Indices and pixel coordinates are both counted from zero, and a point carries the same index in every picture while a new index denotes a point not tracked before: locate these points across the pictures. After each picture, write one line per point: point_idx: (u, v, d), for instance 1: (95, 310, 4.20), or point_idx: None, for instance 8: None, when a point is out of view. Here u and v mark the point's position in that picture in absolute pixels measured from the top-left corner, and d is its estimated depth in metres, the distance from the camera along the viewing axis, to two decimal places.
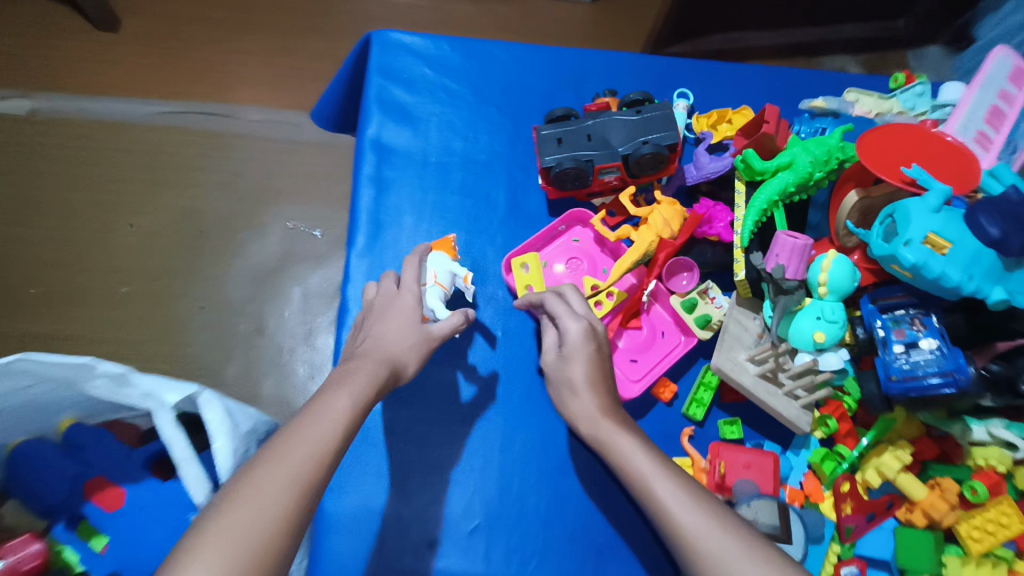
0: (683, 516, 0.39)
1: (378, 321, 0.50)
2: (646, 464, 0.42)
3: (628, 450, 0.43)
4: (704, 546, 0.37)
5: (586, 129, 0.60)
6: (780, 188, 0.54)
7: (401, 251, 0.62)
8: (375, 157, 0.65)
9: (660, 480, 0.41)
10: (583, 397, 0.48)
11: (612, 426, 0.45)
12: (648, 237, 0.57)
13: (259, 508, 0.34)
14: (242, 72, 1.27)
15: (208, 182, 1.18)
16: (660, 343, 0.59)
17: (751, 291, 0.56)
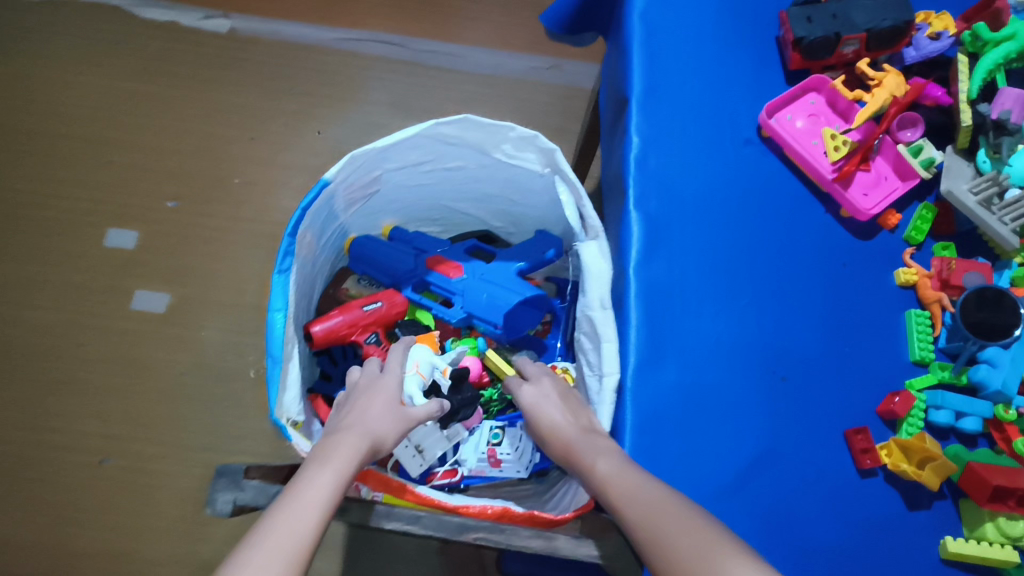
0: (642, 506, 0.47)
1: (364, 400, 0.55)
2: (606, 465, 0.51)
3: (600, 477, 0.51)
4: (650, 525, 0.46)
5: (831, 10, 0.74)
6: (1004, 54, 0.68)
7: (667, 104, 0.76)
8: (643, 29, 0.78)
9: (627, 505, 0.48)
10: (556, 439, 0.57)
11: (580, 442, 0.55)
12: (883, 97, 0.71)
13: (320, 498, 0.43)
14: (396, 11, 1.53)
15: (379, 101, 1.46)
16: (886, 185, 0.72)
17: (969, 140, 0.70)
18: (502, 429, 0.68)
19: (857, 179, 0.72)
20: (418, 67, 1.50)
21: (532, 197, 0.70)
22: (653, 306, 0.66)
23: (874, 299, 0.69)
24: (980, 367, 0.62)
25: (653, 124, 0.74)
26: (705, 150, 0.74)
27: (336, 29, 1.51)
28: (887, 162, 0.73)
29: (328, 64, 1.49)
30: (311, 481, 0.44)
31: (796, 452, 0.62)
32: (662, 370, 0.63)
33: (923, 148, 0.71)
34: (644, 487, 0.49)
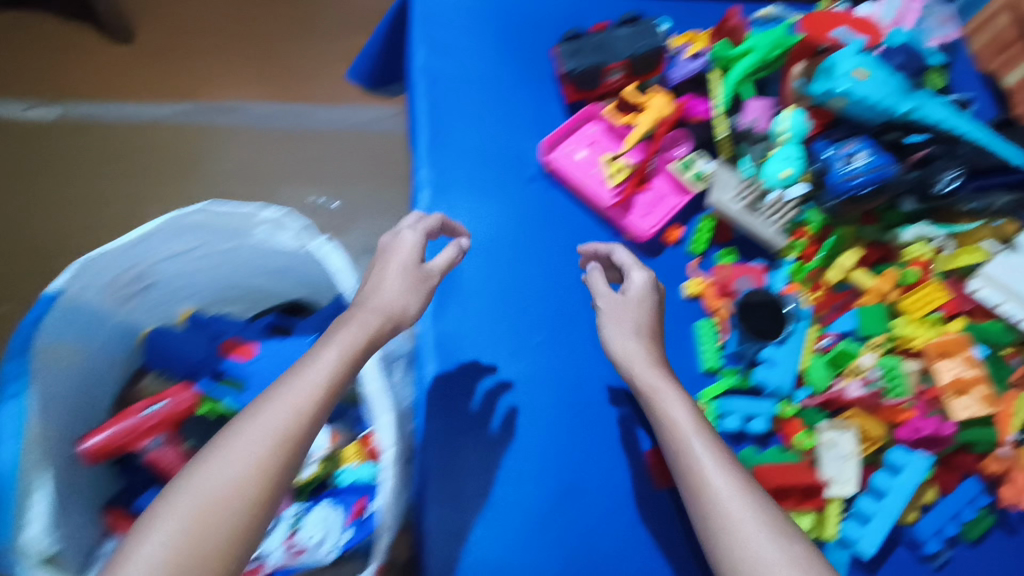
0: (711, 470, 0.53)
1: (382, 272, 0.57)
2: (682, 417, 0.56)
3: (674, 402, 0.57)
4: (709, 484, 0.52)
5: (594, 42, 0.77)
6: (746, 68, 0.71)
7: (456, 151, 0.77)
8: (425, 83, 0.80)
9: (706, 455, 0.54)
10: (637, 343, 0.62)
11: (661, 377, 0.59)
12: (650, 119, 0.73)
13: (229, 505, 0.43)
14: (237, 80, 1.56)
15: (226, 169, 1.45)
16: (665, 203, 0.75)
17: (732, 151, 0.73)
18: (302, 517, 0.65)
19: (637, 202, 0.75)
20: (262, 131, 1.51)
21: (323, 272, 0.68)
22: (449, 360, 0.66)
23: (663, 315, 0.71)
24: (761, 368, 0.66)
25: (442, 174, 0.75)
26: (493, 194, 0.75)
27: (172, 105, 1.51)
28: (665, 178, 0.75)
29: (170, 140, 1.47)
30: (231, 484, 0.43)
31: (597, 480, 0.64)
32: (461, 423, 0.64)
33: (690, 164, 0.74)
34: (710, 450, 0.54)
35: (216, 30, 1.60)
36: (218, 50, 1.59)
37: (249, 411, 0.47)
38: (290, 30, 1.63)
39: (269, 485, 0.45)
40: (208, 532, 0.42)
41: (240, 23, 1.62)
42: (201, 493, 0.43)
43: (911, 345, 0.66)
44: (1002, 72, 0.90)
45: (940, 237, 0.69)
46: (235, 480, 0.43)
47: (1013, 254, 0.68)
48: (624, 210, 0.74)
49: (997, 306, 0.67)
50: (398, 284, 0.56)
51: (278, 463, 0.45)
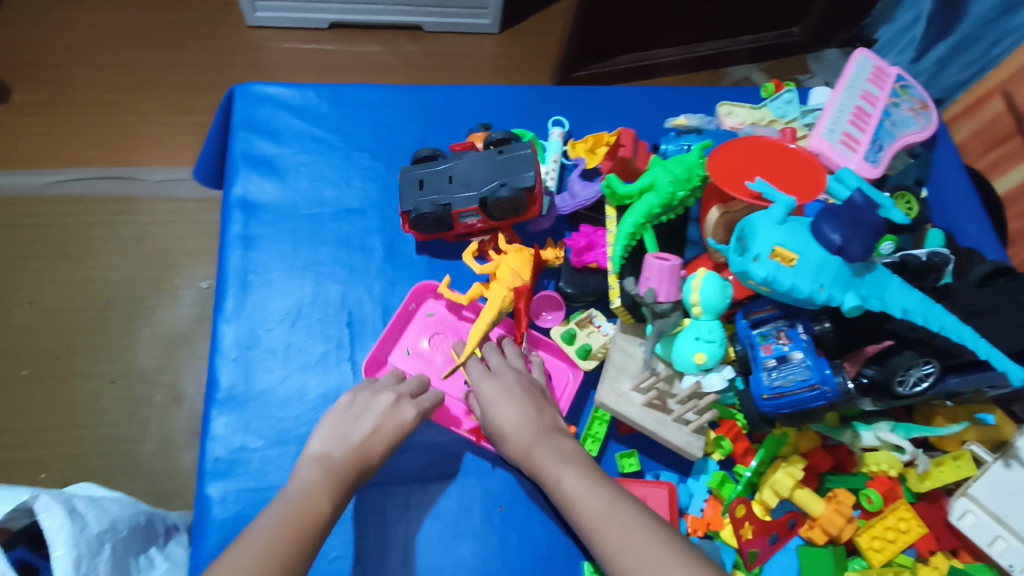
0: (612, 537, 0.40)
1: (351, 416, 0.49)
2: (570, 483, 0.44)
3: (556, 475, 0.45)
4: (621, 556, 0.39)
5: (447, 171, 0.58)
6: (644, 211, 0.53)
7: (271, 310, 0.59)
8: (241, 216, 0.62)
9: (585, 501, 0.42)
10: (512, 438, 0.48)
11: (539, 456, 0.46)
12: (500, 294, 0.52)
13: None
14: (130, 141, 1.36)
15: (109, 249, 1.25)
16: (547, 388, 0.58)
17: (632, 317, 0.55)
18: None
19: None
20: (155, 201, 1.31)
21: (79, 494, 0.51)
22: None
23: (545, 548, 0.52)
24: None
25: (248, 345, 0.57)
26: (321, 369, 0.57)
27: (51, 172, 1.31)
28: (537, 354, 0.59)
29: (45, 215, 1.27)
30: None
31: None
32: None
33: (574, 335, 0.57)
34: (611, 515, 0.41)
35: (107, 84, 1.42)
36: (109, 106, 1.40)
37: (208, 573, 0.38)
38: (194, 79, 1.45)
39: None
40: None
41: (140, 76, 1.44)
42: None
43: None
44: (992, 173, 0.73)
45: (914, 451, 0.50)
46: None
47: (1011, 468, 0.51)
48: None
49: (988, 545, 0.49)
50: (366, 443, 0.48)
51: (299, 547, 0.40)
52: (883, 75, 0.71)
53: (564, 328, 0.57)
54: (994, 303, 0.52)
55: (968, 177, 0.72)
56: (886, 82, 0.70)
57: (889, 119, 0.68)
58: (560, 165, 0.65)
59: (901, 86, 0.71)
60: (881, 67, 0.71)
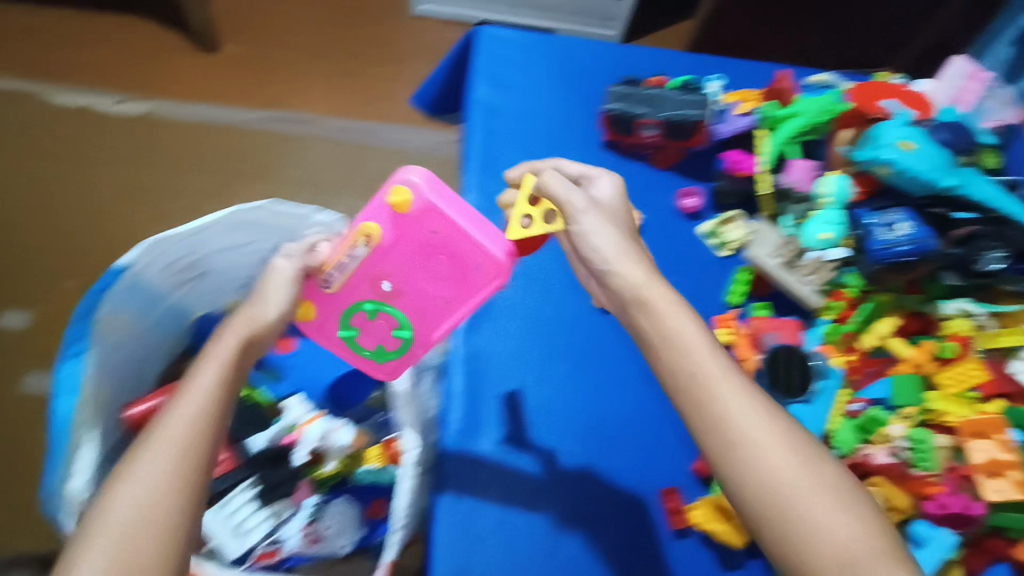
0: (742, 418, 0.43)
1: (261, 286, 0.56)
2: (702, 359, 0.46)
3: (683, 330, 0.47)
4: (737, 443, 0.43)
5: (645, 95, 0.80)
6: (792, 129, 0.74)
7: (503, 179, 0.81)
8: (482, 114, 0.85)
9: (717, 380, 0.45)
10: (625, 267, 0.51)
11: (663, 305, 0.48)
12: None
13: (141, 490, 0.40)
14: (314, 95, 1.64)
15: (289, 176, 1.52)
16: (468, 266, 0.56)
17: (773, 207, 0.75)
18: (323, 505, 0.66)
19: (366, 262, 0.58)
20: (326, 143, 1.58)
21: None
22: (476, 374, 0.68)
23: None
24: None
25: (487, 198, 0.79)
26: None
27: (248, 111, 1.60)
28: (434, 300, 0.58)
29: (240, 142, 1.56)
30: (129, 476, 0.41)
31: (609, 514, 0.63)
32: (480, 436, 0.65)
33: (716, 230, 0.77)
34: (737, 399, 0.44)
35: (295, 47, 1.71)
36: (295, 65, 1.68)
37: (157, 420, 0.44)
38: (364, 52, 1.73)
39: (189, 498, 0.41)
40: (128, 540, 0.39)
41: (324, 44, 1.73)
42: (130, 504, 0.40)
43: (943, 420, 0.64)
44: None
45: (985, 316, 0.68)
46: (147, 491, 0.40)
47: None
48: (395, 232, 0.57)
49: None
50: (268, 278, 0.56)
51: (194, 471, 0.42)
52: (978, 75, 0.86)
53: (709, 225, 0.78)
54: None
55: None
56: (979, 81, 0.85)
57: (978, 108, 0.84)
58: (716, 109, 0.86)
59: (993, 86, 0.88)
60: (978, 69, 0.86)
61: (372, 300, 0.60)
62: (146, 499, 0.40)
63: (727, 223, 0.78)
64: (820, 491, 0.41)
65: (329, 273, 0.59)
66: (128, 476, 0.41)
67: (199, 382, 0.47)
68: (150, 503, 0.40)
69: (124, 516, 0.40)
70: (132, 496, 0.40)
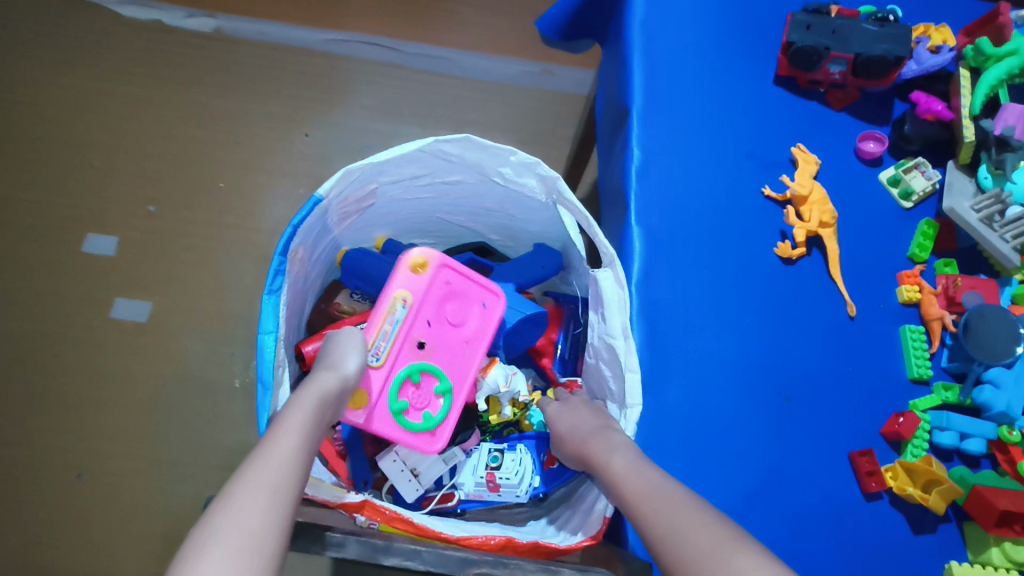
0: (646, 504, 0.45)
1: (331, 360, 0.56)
2: (619, 460, 0.49)
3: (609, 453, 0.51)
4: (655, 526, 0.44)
5: (833, 25, 0.73)
6: (1006, 70, 0.68)
7: (670, 113, 0.74)
8: (643, 35, 0.77)
9: (631, 479, 0.47)
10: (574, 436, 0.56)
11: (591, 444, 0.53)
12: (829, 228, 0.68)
13: (255, 510, 0.39)
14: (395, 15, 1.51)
15: (369, 104, 1.44)
16: (477, 296, 0.64)
17: (970, 155, 0.70)
18: (500, 452, 0.65)
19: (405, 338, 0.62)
20: (406, 70, 1.48)
21: (543, 214, 0.65)
22: (657, 328, 0.64)
23: (876, 316, 0.67)
24: (985, 387, 0.62)
25: (656, 133, 0.73)
26: (706, 161, 0.72)
27: (323, 30, 1.48)
28: (482, 331, 0.64)
29: (316, 65, 1.46)
30: (235, 490, 0.40)
31: (799, 475, 0.62)
32: (665, 391, 0.62)
33: (900, 178, 0.72)
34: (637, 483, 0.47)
35: None
36: None
37: (261, 446, 0.44)
38: None
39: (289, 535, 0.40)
40: (255, 548, 0.38)
41: None
42: (242, 514, 0.39)
43: None
44: None
45: None
46: (260, 514, 0.39)
47: None
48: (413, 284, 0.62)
49: None
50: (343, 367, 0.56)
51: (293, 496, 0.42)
52: None
53: (891, 172, 0.73)
54: None
55: None
56: None
57: None
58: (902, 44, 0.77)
59: None
60: None
61: (410, 361, 0.62)
62: (257, 508, 0.39)
63: (911, 171, 0.72)
64: (711, 548, 0.40)
65: (375, 345, 0.60)
66: (238, 491, 0.40)
67: (289, 418, 0.47)
68: (261, 511, 0.39)
69: (250, 527, 0.38)
70: (240, 510, 0.39)
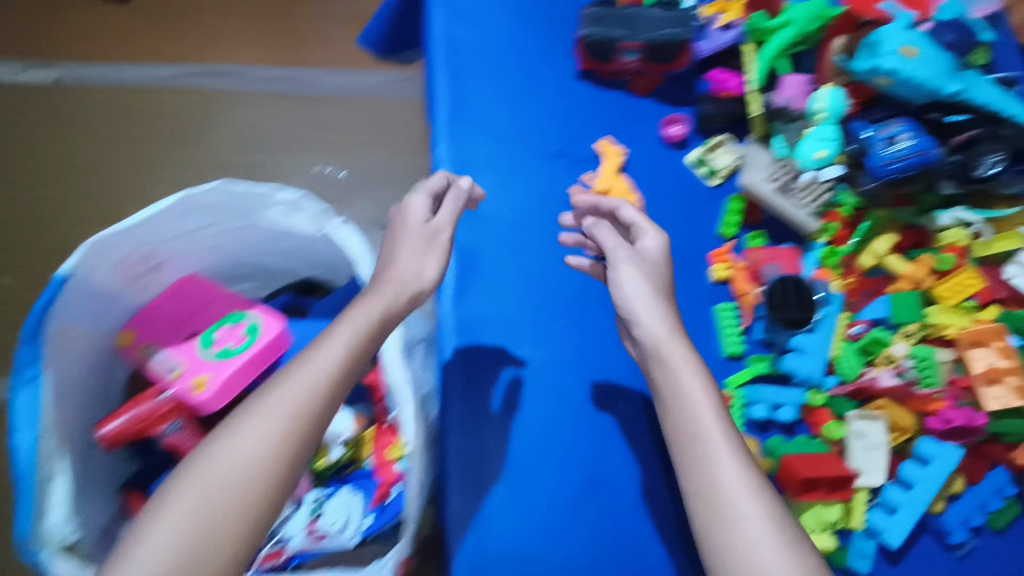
0: (715, 448, 0.49)
1: (394, 242, 0.54)
2: (695, 391, 0.52)
3: (677, 373, 0.52)
4: (706, 468, 0.49)
5: (622, 15, 0.72)
6: (783, 42, 0.68)
7: (477, 123, 0.74)
8: (443, 48, 0.76)
9: (705, 411, 0.50)
10: (647, 315, 0.55)
11: (678, 356, 0.53)
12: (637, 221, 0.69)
13: (236, 512, 0.41)
14: (237, 43, 1.50)
15: (226, 136, 1.40)
16: (197, 300, 0.66)
17: (765, 129, 0.71)
18: (321, 502, 0.64)
19: (188, 344, 0.63)
20: (258, 96, 1.45)
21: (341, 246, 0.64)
22: (471, 343, 0.64)
23: (688, 299, 0.68)
24: (791, 355, 0.64)
25: (465, 148, 0.72)
26: (516, 171, 0.72)
27: (167, 68, 1.45)
28: (234, 304, 0.66)
29: (168, 104, 1.42)
30: (224, 488, 0.42)
31: (622, 469, 0.62)
32: (484, 408, 0.61)
33: (704, 158, 0.73)
34: (716, 419, 0.50)
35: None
36: (209, 11, 1.52)
37: (232, 431, 0.43)
38: None
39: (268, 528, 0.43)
40: (207, 551, 0.40)
41: None
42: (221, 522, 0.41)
43: (942, 333, 0.64)
44: None
45: (981, 224, 0.67)
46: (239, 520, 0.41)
47: None
48: (152, 338, 0.65)
49: None
50: (405, 243, 0.54)
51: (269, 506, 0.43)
52: None
53: (696, 153, 0.73)
54: None
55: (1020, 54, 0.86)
56: None
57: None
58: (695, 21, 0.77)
59: None
60: None
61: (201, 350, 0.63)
62: (239, 516, 0.41)
63: (715, 149, 0.73)
64: (744, 517, 0.46)
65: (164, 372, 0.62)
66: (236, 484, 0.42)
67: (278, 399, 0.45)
68: (241, 516, 0.41)
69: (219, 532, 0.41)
70: (221, 515, 0.41)
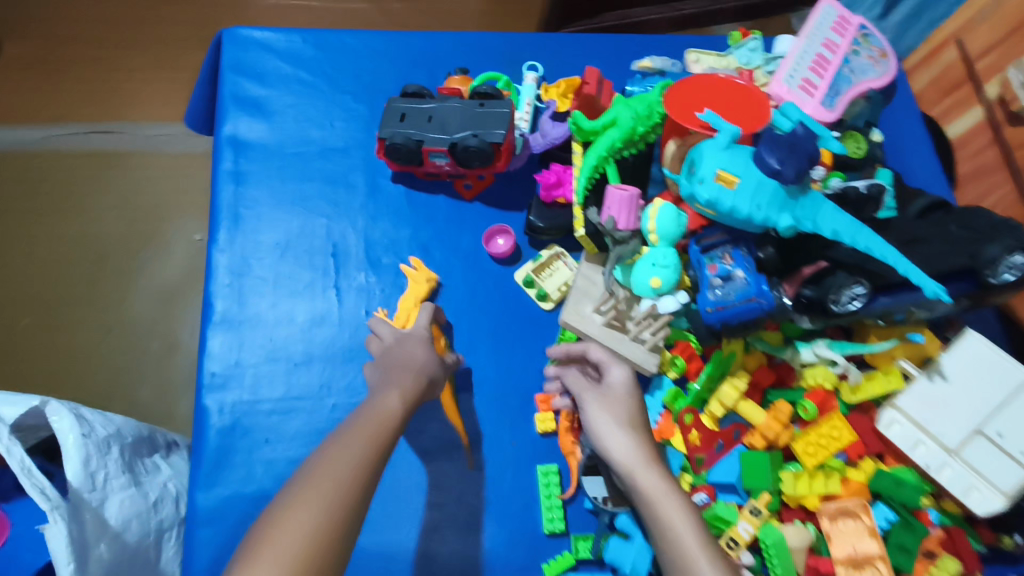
0: None
1: (398, 344, 0.52)
2: (683, 521, 0.42)
3: (666, 501, 0.43)
4: None
5: (428, 111, 0.61)
6: (608, 145, 0.56)
7: (262, 241, 0.62)
8: (232, 152, 0.65)
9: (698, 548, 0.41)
10: (618, 439, 0.47)
11: (657, 484, 0.44)
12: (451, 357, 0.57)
13: (315, 516, 0.37)
14: (136, 99, 1.19)
15: (102, 203, 1.11)
16: None
17: (595, 246, 0.59)
18: None
19: None
20: (149, 155, 1.15)
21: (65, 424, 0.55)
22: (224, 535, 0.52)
23: (501, 458, 0.57)
24: (616, 537, 0.52)
25: (240, 273, 0.61)
26: (303, 301, 0.60)
27: (43, 128, 1.16)
28: None
29: (32, 169, 1.13)
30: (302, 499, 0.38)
31: None
32: None
33: (534, 279, 0.62)
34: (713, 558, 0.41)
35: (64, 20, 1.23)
36: (81, 42, 1.22)
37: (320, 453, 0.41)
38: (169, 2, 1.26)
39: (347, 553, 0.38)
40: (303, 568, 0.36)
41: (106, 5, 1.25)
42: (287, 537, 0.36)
43: (801, 503, 0.53)
44: (944, 121, 0.75)
45: (846, 364, 0.55)
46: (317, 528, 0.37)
47: (934, 382, 0.54)
48: None
49: (911, 449, 0.54)
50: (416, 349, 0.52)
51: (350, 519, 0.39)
52: (846, 24, 0.69)
53: (525, 272, 0.62)
54: (926, 232, 0.55)
55: (924, 128, 0.74)
56: (848, 32, 0.68)
57: (847, 66, 0.66)
58: (534, 107, 0.68)
59: (865, 33, 0.68)
60: (845, 16, 0.69)
61: None
62: (310, 519, 0.37)
63: (546, 267, 0.63)
64: None
65: None
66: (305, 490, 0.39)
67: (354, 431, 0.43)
68: (313, 519, 0.37)
69: (295, 541, 0.36)
70: (299, 517, 0.37)
